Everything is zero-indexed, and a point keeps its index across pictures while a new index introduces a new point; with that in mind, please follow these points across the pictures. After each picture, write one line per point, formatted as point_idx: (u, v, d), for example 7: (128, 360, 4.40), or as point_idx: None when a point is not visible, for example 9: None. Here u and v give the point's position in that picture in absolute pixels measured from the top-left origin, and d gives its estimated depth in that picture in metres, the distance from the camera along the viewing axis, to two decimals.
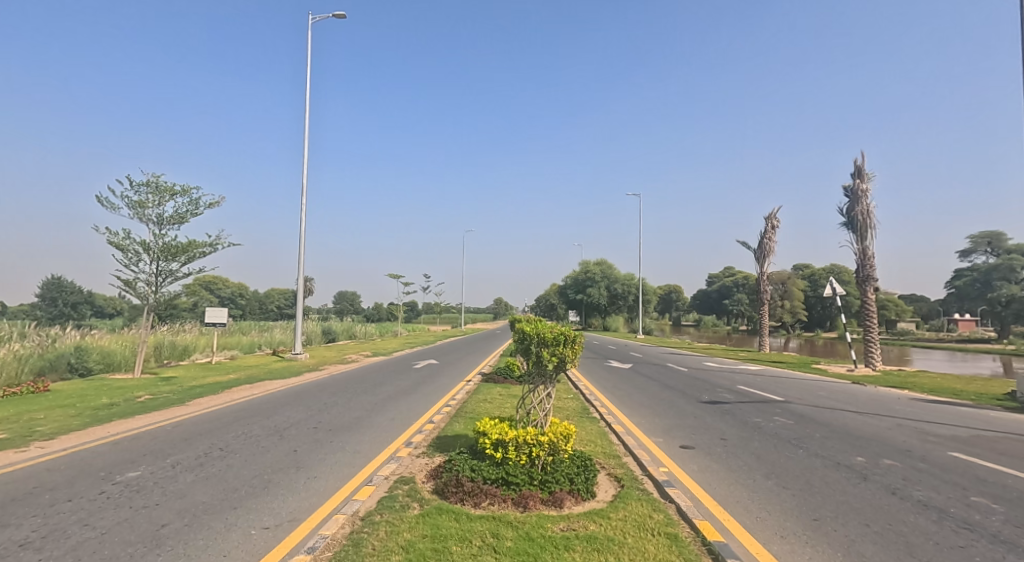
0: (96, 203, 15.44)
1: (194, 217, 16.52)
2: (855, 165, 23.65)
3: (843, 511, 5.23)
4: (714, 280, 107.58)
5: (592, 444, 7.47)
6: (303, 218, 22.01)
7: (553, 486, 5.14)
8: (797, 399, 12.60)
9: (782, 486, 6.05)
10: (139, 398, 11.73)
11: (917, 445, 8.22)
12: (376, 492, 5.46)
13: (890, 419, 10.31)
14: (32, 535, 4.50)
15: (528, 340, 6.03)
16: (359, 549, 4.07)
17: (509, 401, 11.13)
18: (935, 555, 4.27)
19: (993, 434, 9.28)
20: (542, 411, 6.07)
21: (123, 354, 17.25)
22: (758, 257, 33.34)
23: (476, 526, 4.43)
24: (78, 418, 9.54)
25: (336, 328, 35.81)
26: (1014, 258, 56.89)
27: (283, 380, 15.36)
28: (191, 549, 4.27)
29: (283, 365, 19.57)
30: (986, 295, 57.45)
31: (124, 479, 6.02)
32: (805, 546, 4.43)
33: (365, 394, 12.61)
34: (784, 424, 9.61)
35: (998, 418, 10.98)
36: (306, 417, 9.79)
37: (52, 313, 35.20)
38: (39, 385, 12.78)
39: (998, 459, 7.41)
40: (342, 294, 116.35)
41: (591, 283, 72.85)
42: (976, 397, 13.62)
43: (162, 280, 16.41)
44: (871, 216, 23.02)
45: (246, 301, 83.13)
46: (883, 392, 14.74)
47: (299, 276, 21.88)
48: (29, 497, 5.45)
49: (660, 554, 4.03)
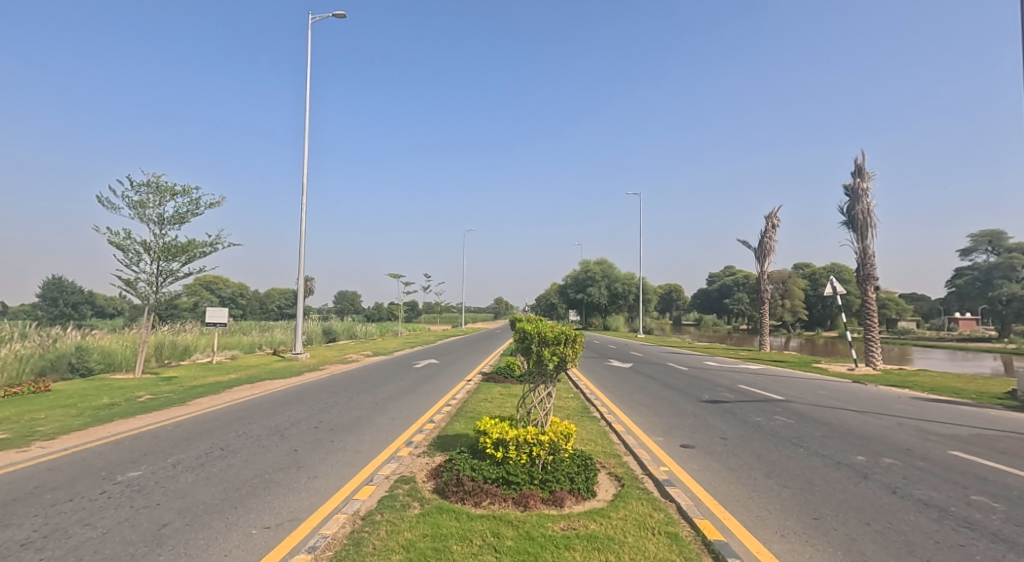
0: (96, 204, 15.47)
1: (194, 217, 16.56)
2: (855, 164, 23.62)
3: (843, 510, 5.24)
4: (714, 280, 107.50)
5: (591, 443, 7.47)
6: (304, 218, 22.02)
7: (554, 485, 5.15)
8: (798, 399, 12.57)
9: (782, 485, 6.05)
10: (139, 398, 11.73)
11: (918, 444, 8.20)
12: (376, 492, 5.47)
13: (890, 418, 10.31)
14: (33, 535, 4.51)
15: (528, 340, 6.03)
16: (359, 549, 4.07)
17: (509, 400, 11.11)
18: (935, 554, 4.27)
19: (994, 433, 9.26)
20: (542, 410, 6.07)
21: (124, 354, 17.26)
22: (758, 256, 33.32)
23: (477, 525, 4.43)
24: (78, 418, 9.55)
25: (337, 327, 35.83)
26: (1015, 258, 56.76)
27: (284, 379, 15.35)
28: (192, 548, 4.27)
29: (283, 364, 19.57)
30: (986, 295, 57.37)
31: (125, 479, 6.03)
32: (805, 545, 4.43)
33: (365, 394, 12.60)
34: (784, 423, 9.60)
35: (999, 417, 10.97)
36: (307, 417, 9.80)
37: (52, 312, 35.21)
38: (40, 385, 12.80)
39: (998, 459, 7.40)
40: (342, 294, 116.33)
41: (592, 282, 72.83)
42: (976, 397, 13.58)
43: (162, 280, 16.43)
44: (872, 215, 23.00)
45: (247, 300, 83.13)
46: (884, 391, 14.71)
47: (299, 276, 21.87)
48: (30, 497, 5.46)
49: (660, 553, 4.02)
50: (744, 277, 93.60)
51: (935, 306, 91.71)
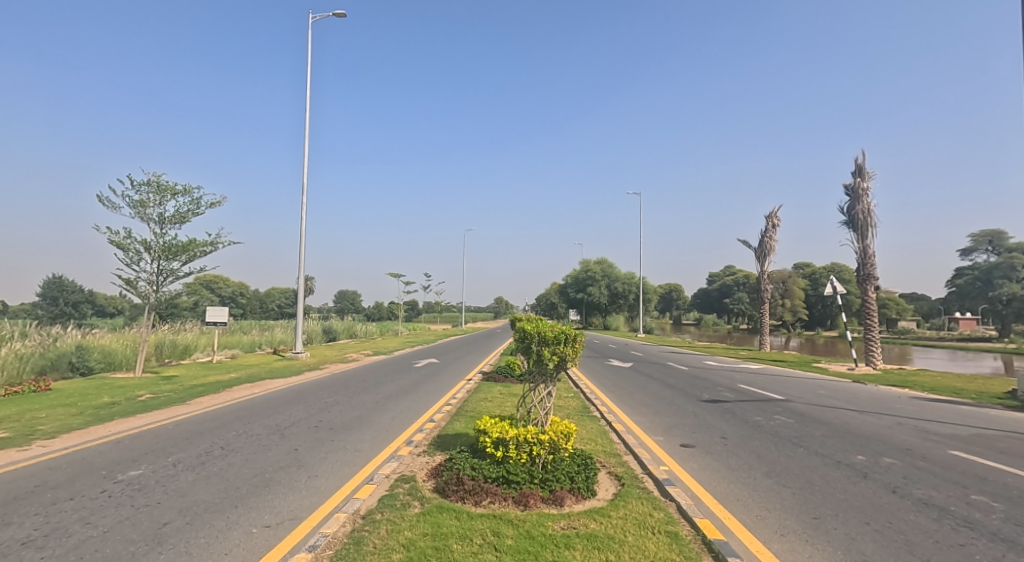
0: (96, 203, 15.21)
1: (195, 217, 16.52)
2: (855, 164, 23.60)
3: (843, 510, 5.24)
4: (714, 280, 107.39)
5: (592, 443, 7.48)
6: (304, 218, 21.81)
7: (554, 484, 5.15)
8: (798, 399, 12.56)
9: (782, 484, 6.06)
10: (139, 398, 11.72)
11: (918, 443, 8.21)
12: (377, 491, 5.48)
13: (889, 418, 10.31)
14: (34, 533, 4.53)
15: (528, 339, 6.04)
16: (360, 548, 4.08)
17: (509, 400, 11.08)
18: (935, 554, 4.27)
19: (994, 433, 9.24)
20: (542, 410, 6.07)
21: (124, 353, 17.26)
22: (758, 256, 33.30)
23: (477, 524, 4.44)
24: (79, 417, 9.57)
25: (337, 327, 35.82)
26: (1015, 258, 56.69)
27: (284, 379, 15.31)
28: (192, 547, 4.28)
29: (283, 364, 19.54)
30: (986, 295, 57.33)
31: (126, 478, 6.04)
32: (805, 544, 4.43)
33: (365, 394, 12.57)
34: (784, 423, 9.60)
35: (999, 417, 10.97)
36: (307, 416, 9.82)
37: (52, 311, 35.19)
38: (41, 385, 12.79)
39: (998, 459, 7.40)
40: (342, 293, 116.29)
41: (592, 282, 72.80)
42: (976, 396, 13.59)
43: (162, 279, 16.42)
44: (872, 215, 22.99)
45: (247, 300, 83.04)
46: (884, 391, 14.68)
47: (299, 276, 21.84)
48: (31, 495, 5.46)
49: (660, 553, 4.03)
50: (744, 277, 93.53)
51: (935, 306, 91.66)
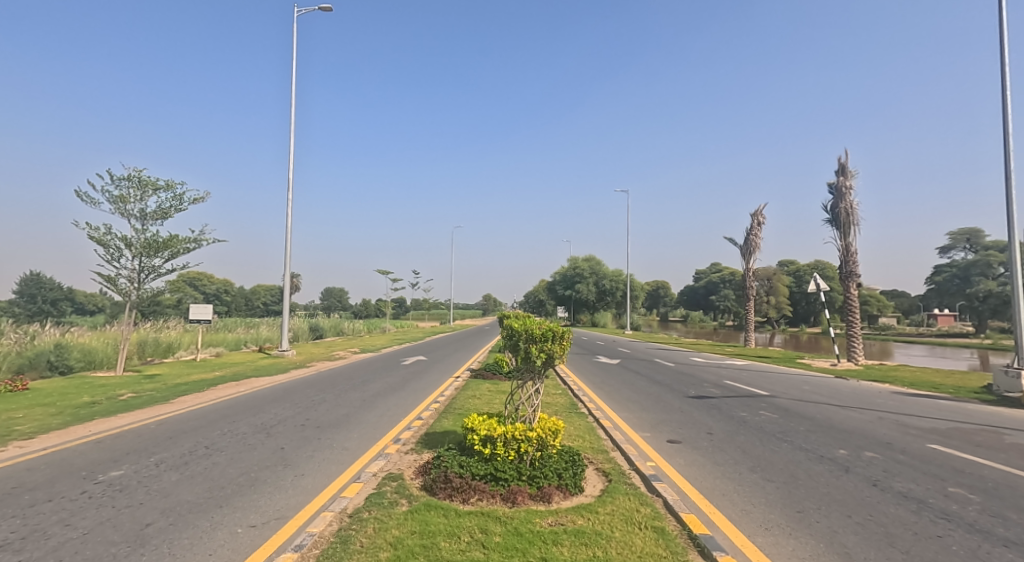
0: (77, 198, 15.43)
1: (177, 213, 16.46)
2: (838, 161, 23.76)
3: (825, 503, 5.31)
4: (701, 276, 108.61)
5: (580, 440, 7.48)
6: (291, 212, 21.86)
7: (542, 481, 5.17)
8: (783, 394, 12.71)
9: (766, 479, 6.11)
10: (121, 396, 11.60)
11: (898, 438, 8.34)
12: (364, 489, 5.43)
13: (871, 412, 10.45)
14: (12, 536, 4.43)
15: (516, 336, 5.99)
16: (347, 546, 4.05)
17: (497, 397, 11.12)
18: (914, 547, 4.33)
19: (973, 427, 9.41)
20: (530, 407, 6.07)
21: (106, 352, 17.06)
22: (743, 253, 33.59)
23: (465, 521, 4.43)
24: (58, 417, 9.39)
25: (323, 324, 35.45)
26: (991, 255, 57.96)
27: (269, 377, 15.23)
28: (176, 548, 4.22)
29: (270, 362, 19.39)
30: (964, 291, 58.51)
31: (107, 479, 5.91)
32: (789, 537, 4.49)
33: (353, 391, 12.52)
34: (769, 419, 9.66)
35: (976, 411, 11.20)
36: (293, 414, 9.70)
37: (32, 309, 34.37)
38: (18, 382, 12.55)
39: (974, 451, 7.55)
40: (330, 293, 115.72)
41: (579, 279, 72.85)
42: (955, 392, 13.77)
43: (144, 276, 16.23)
44: (854, 213, 23.27)
45: (232, 297, 81.65)
46: (866, 386, 14.89)
47: (286, 270, 21.72)
48: (9, 497, 5.36)
49: (647, 547, 4.06)
50: (731, 273, 94.14)
51: (915, 302, 93.33)
